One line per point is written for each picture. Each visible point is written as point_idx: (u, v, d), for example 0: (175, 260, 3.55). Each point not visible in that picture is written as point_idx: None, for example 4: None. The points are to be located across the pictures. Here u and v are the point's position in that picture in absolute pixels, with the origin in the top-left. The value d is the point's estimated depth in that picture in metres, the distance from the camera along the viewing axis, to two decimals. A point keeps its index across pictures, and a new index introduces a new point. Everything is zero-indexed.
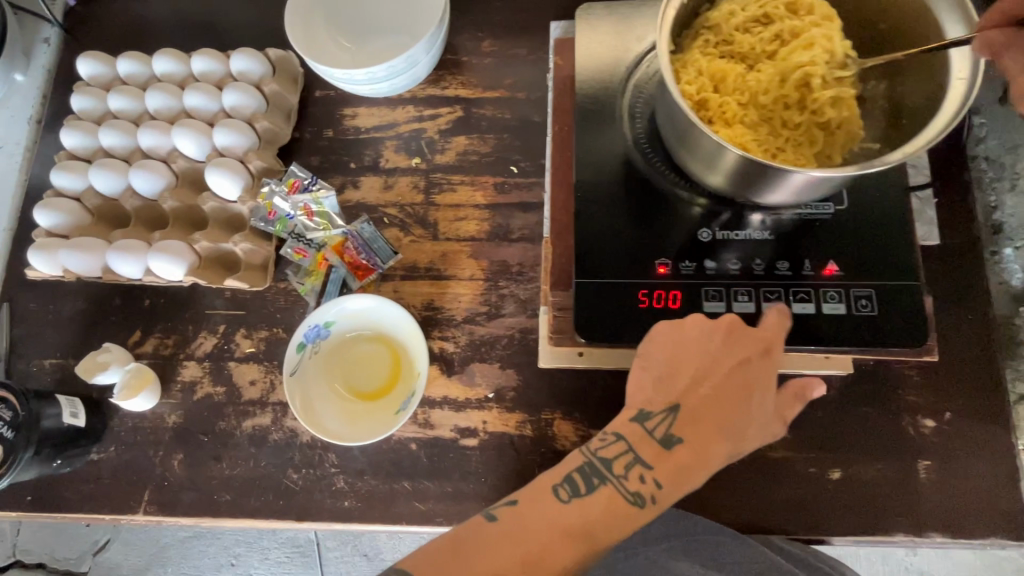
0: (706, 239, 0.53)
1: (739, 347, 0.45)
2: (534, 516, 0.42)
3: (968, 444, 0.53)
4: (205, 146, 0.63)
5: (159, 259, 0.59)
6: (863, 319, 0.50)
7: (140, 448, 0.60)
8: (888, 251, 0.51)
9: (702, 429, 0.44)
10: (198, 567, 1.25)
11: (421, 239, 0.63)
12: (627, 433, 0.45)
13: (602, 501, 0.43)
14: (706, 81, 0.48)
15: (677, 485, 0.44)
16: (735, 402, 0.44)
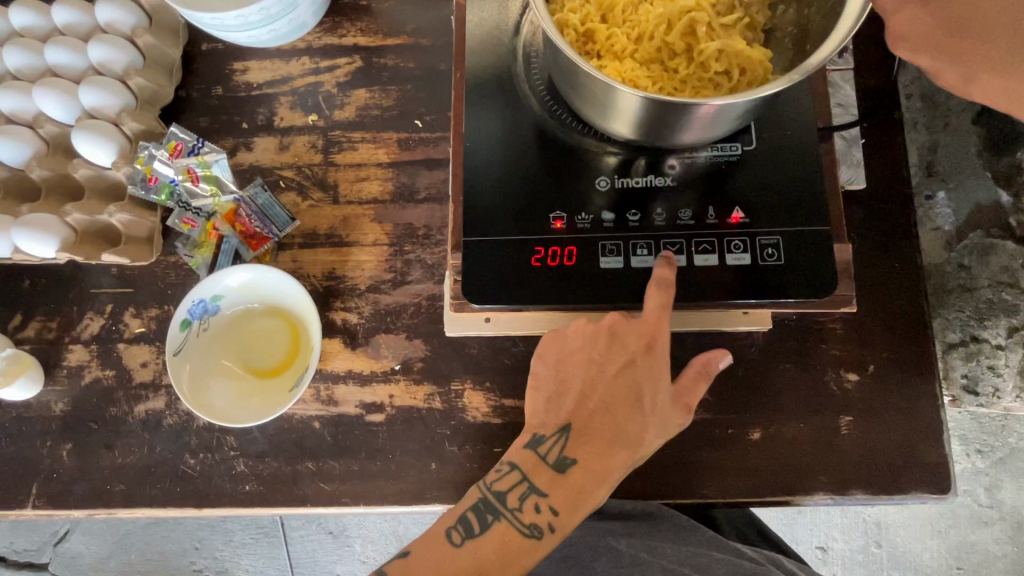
0: (603, 187, 0.50)
1: (624, 348, 0.45)
2: (427, 565, 0.43)
3: (891, 398, 0.51)
4: (73, 107, 0.57)
5: (24, 235, 0.54)
6: (769, 269, 0.47)
7: (27, 439, 0.56)
8: (797, 196, 0.48)
9: (596, 437, 0.44)
10: (162, 553, 1.22)
11: (320, 203, 0.58)
12: (522, 461, 0.44)
13: (498, 541, 0.43)
14: (593, 9, 0.43)
15: (578, 503, 0.43)
16: (624, 407, 0.44)
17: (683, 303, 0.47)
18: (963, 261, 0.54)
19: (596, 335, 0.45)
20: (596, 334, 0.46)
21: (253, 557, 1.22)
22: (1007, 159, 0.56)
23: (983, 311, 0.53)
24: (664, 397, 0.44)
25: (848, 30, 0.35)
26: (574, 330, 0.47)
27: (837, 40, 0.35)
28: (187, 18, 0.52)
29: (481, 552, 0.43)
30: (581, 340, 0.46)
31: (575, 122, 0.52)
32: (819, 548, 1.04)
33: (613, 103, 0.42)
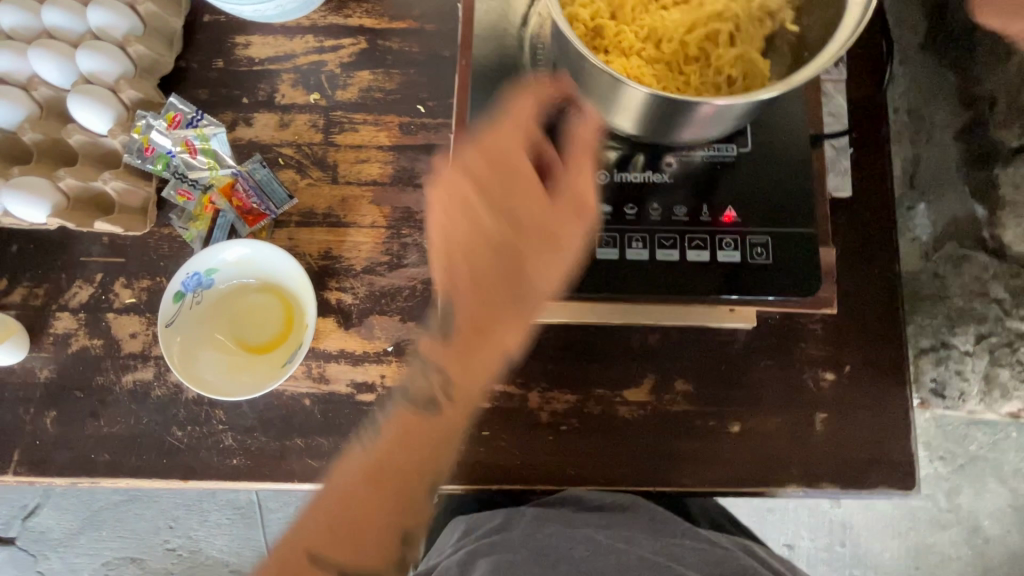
0: (603, 180, 0.51)
1: (482, 211, 0.44)
2: (340, 478, 0.43)
3: (864, 397, 0.53)
4: (70, 72, 0.56)
5: (15, 198, 0.53)
6: (758, 267, 0.48)
7: (10, 405, 0.56)
8: (786, 198, 0.50)
9: (476, 308, 0.45)
10: (135, 531, 1.21)
11: (319, 182, 0.58)
12: (426, 358, 0.46)
13: (395, 434, 0.44)
14: (603, 6, 0.44)
15: (473, 366, 0.45)
16: (499, 273, 0.45)
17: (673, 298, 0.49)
18: (937, 271, 0.58)
19: (457, 215, 0.45)
20: (451, 209, 0.45)
21: (228, 537, 1.21)
22: (984, 175, 0.54)
23: (953, 318, 0.55)
24: (534, 235, 0.44)
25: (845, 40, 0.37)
26: (429, 217, 0.46)
27: (835, 49, 0.37)
28: None
29: (371, 453, 0.43)
30: (439, 222, 0.45)
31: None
32: (785, 545, 1.07)
33: (617, 96, 0.43)
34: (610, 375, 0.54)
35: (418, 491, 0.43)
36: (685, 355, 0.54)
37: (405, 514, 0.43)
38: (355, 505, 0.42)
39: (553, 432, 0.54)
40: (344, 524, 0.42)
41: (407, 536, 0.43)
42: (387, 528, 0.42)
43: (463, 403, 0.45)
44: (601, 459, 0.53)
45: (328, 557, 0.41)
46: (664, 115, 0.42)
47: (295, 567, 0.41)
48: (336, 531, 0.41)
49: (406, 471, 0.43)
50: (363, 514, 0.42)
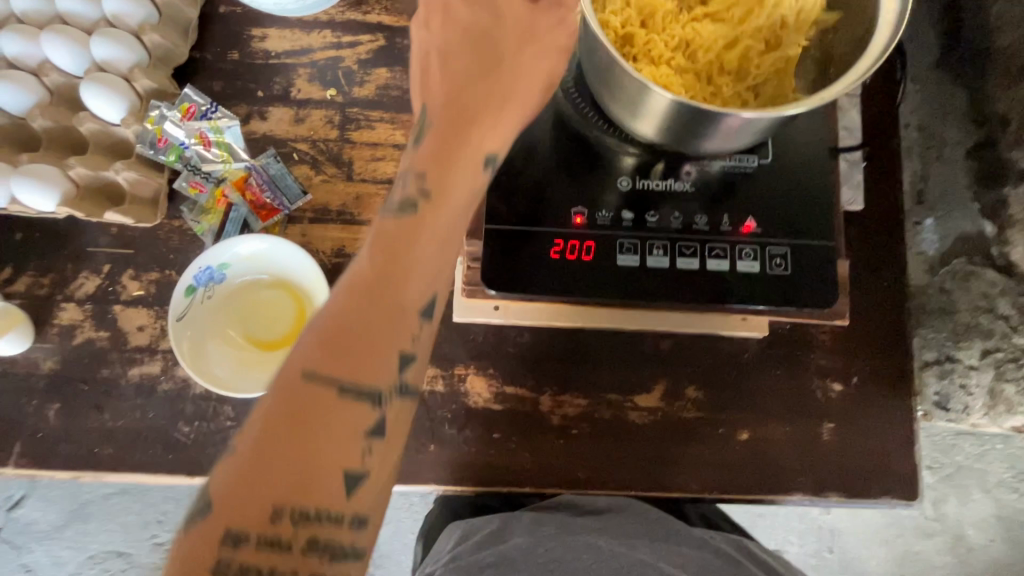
0: (625, 187, 0.51)
1: (457, 25, 0.39)
2: (291, 362, 0.32)
3: (871, 408, 0.54)
4: (83, 59, 0.55)
5: (24, 185, 0.52)
6: (777, 278, 0.49)
7: (12, 396, 0.55)
8: (804, 210, 0.50)
9: (450, 113, 0.38)
10: (123, 524, 1.20)
11: (333, 178, 0.58)
12: (406, 167, 0.37)
13: (377, 249, 0.35)
14: (633, 13, 0.43)
15: (457, 158, 0.37)
16: (474, 66, 0.39)
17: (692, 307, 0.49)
18: (944, 285, 0.58)
19: (433, 32, 0.40)
20: (431, 34, 0.40)
21: None
22: (994, 194, 0.55)
23: (959, 332, 0.56)
24: (514, 30, 0.39)
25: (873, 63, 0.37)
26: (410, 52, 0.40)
27: (861, 72, 0.37)
28: None
29: (363, 265, 0.34)
30: (417, 49, 0.40)
31: (599, 119, 0.52)
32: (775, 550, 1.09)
33: (643, 101, 0.43)
34: (622, 381, 0.54)
35: (408, 298, 0.34)
36: (696, 363, 0.55)
37: (403, 323, 0.34)
38: (345, 326, 0.33)
39: (563, 436, 0.54)
40: (339, 336, 0.32)
41: (407, 361, 0.34)
42: (388, 348, 0.33)
43: (457, 189, 0.37)
44: (611, 464, 0.53)
45: (328, 394, 0.31)
46: (693, 125, 0.43)
47: (300, 405, 0.31)
48: (335, 343, 0.32)
49: (392, 272, 0.34)
50: (363, 321, 0.33)
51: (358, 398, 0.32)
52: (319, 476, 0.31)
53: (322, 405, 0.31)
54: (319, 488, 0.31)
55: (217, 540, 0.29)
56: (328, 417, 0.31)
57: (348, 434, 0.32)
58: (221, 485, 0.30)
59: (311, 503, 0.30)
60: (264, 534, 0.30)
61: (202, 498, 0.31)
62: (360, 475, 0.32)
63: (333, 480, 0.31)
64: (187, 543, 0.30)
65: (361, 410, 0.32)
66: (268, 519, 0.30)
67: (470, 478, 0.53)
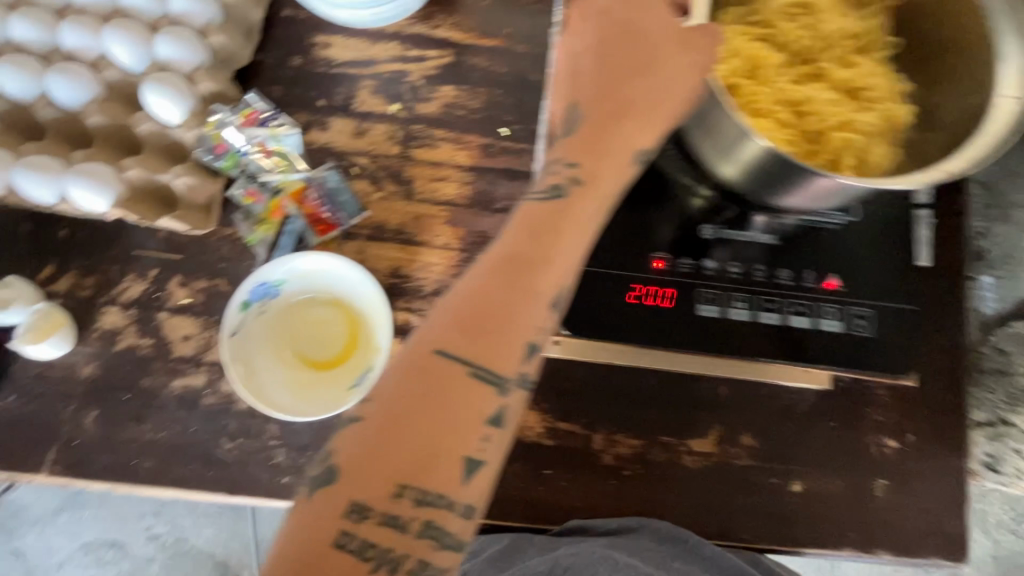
0: (709, 236, 0.55)
1: (606, 32, 0.37)
2: (426, 335, 0.33)
3: (924, 466, 0.53)
4: (144, 55, 0.53)
5: (77, 185, 0.50)
6: (856, 337, 0.53)
7: (48, 400, 0.53)
8: (875, 269, 0.55)
9: (604, 107, 0.37)
10: (119, 513, 1.16)
11: (393, 196, 0.56)
12: (553, 156, 0.37)
13: (522, 230, 0.35)
14: (742, 65, 0.45)
15: (606, 153, 0.37)
16: (631, 58, 0.37)
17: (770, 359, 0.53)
18: (1003, 346, 0.58)
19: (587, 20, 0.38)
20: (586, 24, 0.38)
21: (215, 528, 1.17)
22: None
23: (1016, 396, 0.56)
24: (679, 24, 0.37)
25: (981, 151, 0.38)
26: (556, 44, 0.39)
27: (969, 160, 0.38)
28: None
29: (510, 243, 0.35)
30: (569, 43, 0.38)
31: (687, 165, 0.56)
32: None
33: (736, 147, 0.42)
34: (677, 424, 0.53)
35: (544, 284, 0.34)
36: (754, 410, 0.54)
37: (536, 310, 0.34)
38: (482, 306, 0.33)
39: (615, 476, 0.53)
40: (476, 316, 0.33)
41: (534, 349, 0.34)
42: (519, 334, 0.33)
43: (607, 181, 0.36)
44: (661, 507, 0.53)
45: (459, 373, 0.32)
46: (785, 180, 0.42)
47: (433, 381, 0.32)
48: (473, 323, 0.33)
49: (537, 260, 0.34)
50: (501, 299, 0.34)
51: (485, 379, 0.32)
52: (442, 457, 0.31)
53: (453, 384, 0.32)
54: (439, 468, 0.31)
55: (340, 512, 0.30)
56: (457, 396, 0.32)
57: (471, 416, 0.32)
58: (348, 454, 0.31)
59: (430, 484, 0.31)
60: (386, 511, 0.30)
61: (325, 467, 0.31)
62: (479, 463, 0.32)
63: (452, 465, 0.31)
64: (308, 510, 0.31)
65: (485, 395, 0.32)
66: (391, 496, 0.30)
67: (517, 513, 0.52)
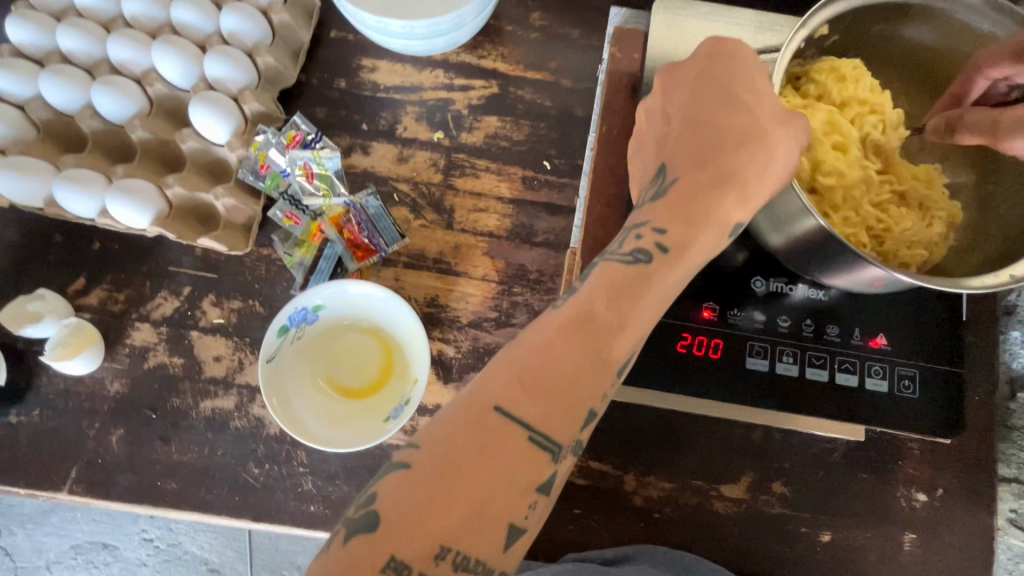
0: (758, 288, 0.53)
1: (694, 105, 0.41)
2: (490, 384, 0.32)
3: (956, 523, 0.52)
4: (193, 73, 0.53)
5: (118, 200, 0.50)
6: (904, 399, 0.50)
7: (74, 416, 0.52)
8: (929, 331, 0.52)
9: (695, 176, 0.39)
10: (110, 515, 1.05)
11: (433, 225, 0.56)
12: (639, 220, 0.39)
13: (599, 286, 0.35)
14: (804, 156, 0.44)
15: (692, 218, 0.37)
16: (719, 133, 0.39)
17: (814, 417, 0.51)
18: None
19: (677, 100, 0.42)
20: (675, 102, 0.42)
21: (210, 535, 1.06)
22: None
23: None
24: (771, 107, 0.39)
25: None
26: (648, 118, 0.44)
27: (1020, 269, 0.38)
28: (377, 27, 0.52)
29: (585, 299, 0.35)
30: (660, 110, 0.43)
31: None
32: None
33: (794, 221, 0.42)
34: (709, 469, 0.53)
35: (615, 350, 0.34)
36: (788, 459, 0.53)
37: (604, 377, 0.33)
38: (550, 363, 0.32)
39: (645, 518, 0.52)
40: (543, 374, 0.32)
41: (591, 417, 0.33)
42: (584, 401, 0.32)
43: (695, 251, 0.37)
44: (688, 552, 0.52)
45: (518, 435, 0.30)
46: (829, 257, 0.42)
47: (492, 438, 0.30)
48: (537, 383, 0.31)
49: (608, 322, 0.34)
50: (567, 361, 0.32)
51: (544, 444, 0.31)
52: (490, 520, 0.29)
53: (511, 441, 0.30)
54: (485, 529, 0.29)
55: (379, 563, 0.27)
56: (514, 456, 0.30)
57: (525, 481, 0.30)
58: (392, 500, 0.29)
59: (473, 546, 0.28)
60: (425, 572, 0.27)
61: (364, 511, 0.29)
62: (522, 531, 0.30)
63: (499, 528, 0.29)
64: (342, 558, 0.28)
65: (542, 461, 0.31)
66: (433, 554, 0.28)
67: (544, 548, 0.52)
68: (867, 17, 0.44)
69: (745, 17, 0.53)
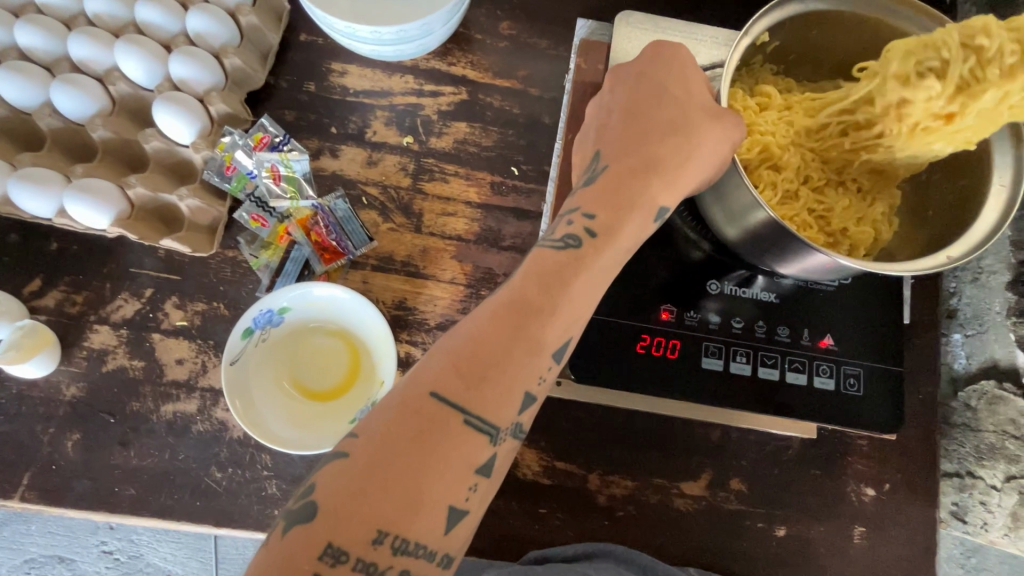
0: (714, 290, 0.55)
1: (631, 97, 0.43)
2: (424, 372, 0.32)
3: (901, 516, 0.55)
4: (156, 72, 0.52)
5: (75, 198, 0.49)
6: (850, 397, 0.53)
7: (28, 421, 0.51)
8: (872, 332, 0.54)
9: (627, 163, 0.40)
10: (67, 527, 1.01)
11: (401, 228, 0.56)
12: (572, 207, 0.40)
13: (533, 274, 0.36)
14: (756, 156, 0.45)
15: (622, 205, 0.39)
16: (653, 124, 0.41)
17: (766, 414, 0.52)
18: (970, 404, 0.57)
19: (618, 94, 0.44)
20: (617, 95, 0.44)
21: (174, 546, 1.03)
22: None
23: (983, 451, 0.56)
24: (701, 105, 0.41)
25: (983, 236, 0.39)
26: (591, 109, 0.45)
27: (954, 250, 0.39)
28: (343, 36, 0.53)
29: (518, 287, 0.36)
30: (603, 100, 0.45)
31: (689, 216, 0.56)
32: None
33: (744, 213, 0.44)
34: (670, 467, 0.55)
35: (549, 336, 0.34)
36: (745, 457, 0.55)
37: (539, 362, 0.34)
38: (485, 351, 0.33)
39: (608, 516, 0.54)
40: (475, 360, 0.33)
41: (529, 401, 0.34)
42: (520, 384, 0.33)
43: (623, 235, 0.38)
44: (649, 549, 0.53)
45: (453, 419, 0.31)
46: (779, 250, 0.43)
47: (427, 422, 0.31)
48: (470, 369, 0.32)
49: (543, 309, 0.35)
50: (500, 345, 0.33)
51: (479, 427, 0.32)
52: (426, 507, 0.30)
53: (446, 427, 0.31)
54: (424, 513, 0.29)
55: (315, 553, 0.28)
56: (454, 442, 0.31)
57: (463, 465, 0.31)
58: (331, 489, 0.29)
59: (412, 532, 0.29)
60: (363, 557, 0.28)
61: (303, 502, 0.29)
62: (463, 514, 0.31)
63: (439, 511, 0.30)
64: (280, 549, 0.28)
65: (478, 444, 0.31)
66: (371, 541, 0.28)
67: (511, 548, 0.53)
68: (804, 21, 0.44)
69: (704, 31, 0.56)
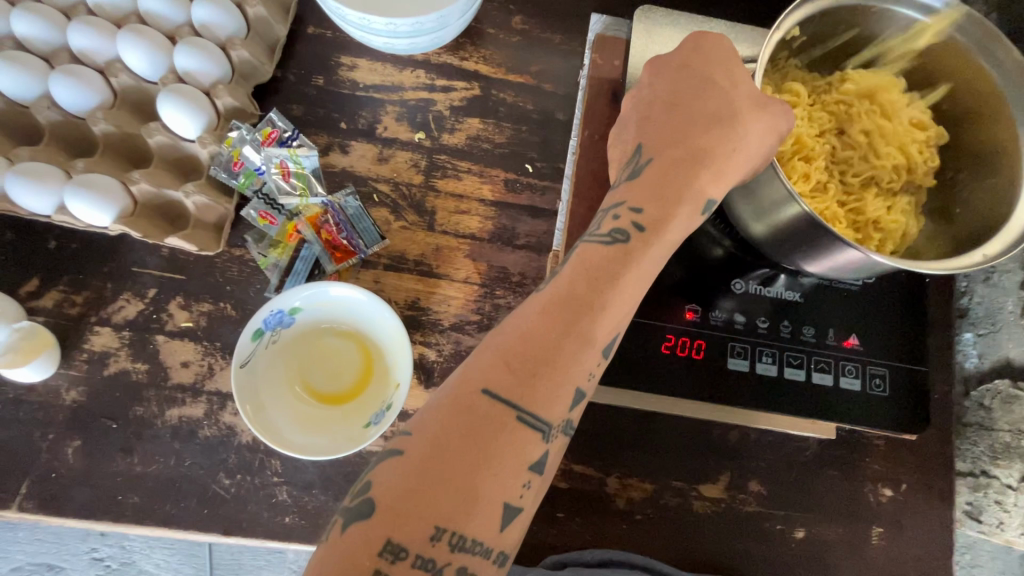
0: (738, 289, 0.54)
1: (674, 89, 0.42)
2: (474, 368, 0.31)
3: (918, 516, 0.54)
4: (160, 64, 0.50)
5: (77, 194, 0.47)
6: (876, 396, 0.52)
7: (25, 427, 0.49)
8: (894, 331, 0.54)
9: (673, 155, 0.39)
10: (56, 534, 0.98)
11: (414, 227, 0.55)
12: (617, 200, 0.39)
13: (581, 267, 0.35)
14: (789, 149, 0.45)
15: (669, 198, 0.38)
16: (698, 116, 0.40)
17: (794, 414, 0.52)
18: (983, 403, 0.57)
19: (658, 86, 0.43)
20: (657, 87, 0.43)
21: (168, 553, 1.00)
22: None
23: (998, 450, 0.55)
24: (747, 96, 0.41)
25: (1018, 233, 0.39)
26: (628, 102, 0.44)
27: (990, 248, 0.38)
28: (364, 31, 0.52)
29: (566, 280, 0.35)
30: (642, 93, 0.44)
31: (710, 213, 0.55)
32: None
33: (776, 209, 0.43)
34: (688, 469, 0.54)
35: (600, 330, 0.33)
36: (763, 458, 0.54)
37: (588, 358, 0.33)
38: (536, 346, 0.32)
39: (626, 520, 0.53)
40: (526, 356, 0.32)
41: (578, 397, 0.33)
42: (571, 380, 0.32)
43: (671, 228, 0.37)
44: (668, 552, 0.52)
45: (507, 416, 0.30)
46: (812, 248, 0.43)
47: (478, 420, 0.30)
48: (521, 365, 0.31)
49: (592, 303, 0.34)
50: (550, 340, 0.32)
51: (532, 423, 0.30)
52: (481, 505, 0.28)
53: (498, 425, 0.30)
54: (479, 513, 0.28)
55: (375, 550, 0.27)
56: (507, 441, 0.30)
57: (516, 463, 0.30)
58: (386, 487, 0.28)
59: (470, 529, 0.28)
60: (422, 554, 0.27)
61: (361, 499, 0.28)
62: (517, 512, 0.29)
63: (494, 511, 0.29)
64: (339, 548, 0.27)
65: (531, 441, 0.30)
66: (427, 538, 0.27)
67: (527, 552, 0.52)
68: (836, 17, 0.44)
69: (722, 27, 0.55)
